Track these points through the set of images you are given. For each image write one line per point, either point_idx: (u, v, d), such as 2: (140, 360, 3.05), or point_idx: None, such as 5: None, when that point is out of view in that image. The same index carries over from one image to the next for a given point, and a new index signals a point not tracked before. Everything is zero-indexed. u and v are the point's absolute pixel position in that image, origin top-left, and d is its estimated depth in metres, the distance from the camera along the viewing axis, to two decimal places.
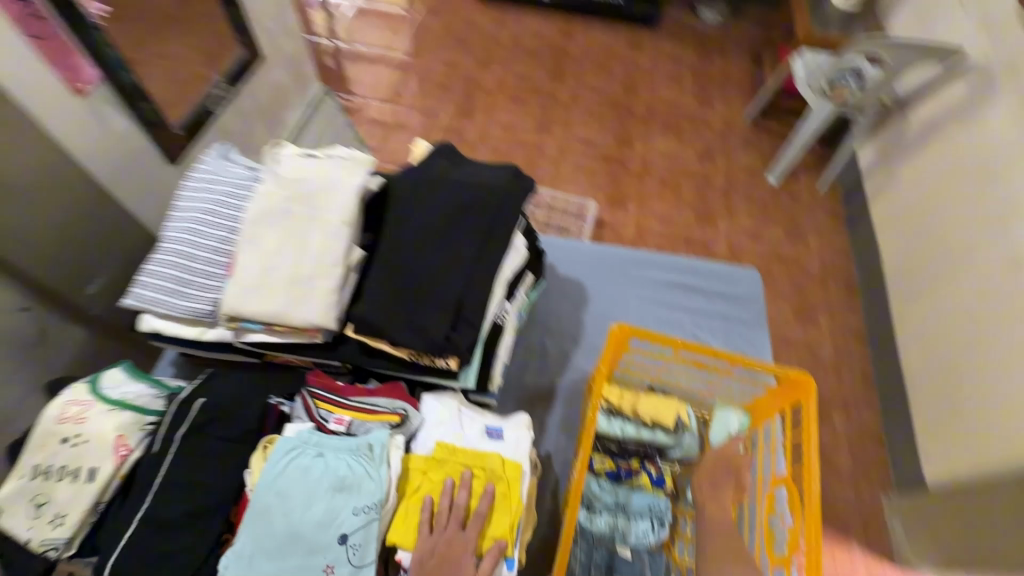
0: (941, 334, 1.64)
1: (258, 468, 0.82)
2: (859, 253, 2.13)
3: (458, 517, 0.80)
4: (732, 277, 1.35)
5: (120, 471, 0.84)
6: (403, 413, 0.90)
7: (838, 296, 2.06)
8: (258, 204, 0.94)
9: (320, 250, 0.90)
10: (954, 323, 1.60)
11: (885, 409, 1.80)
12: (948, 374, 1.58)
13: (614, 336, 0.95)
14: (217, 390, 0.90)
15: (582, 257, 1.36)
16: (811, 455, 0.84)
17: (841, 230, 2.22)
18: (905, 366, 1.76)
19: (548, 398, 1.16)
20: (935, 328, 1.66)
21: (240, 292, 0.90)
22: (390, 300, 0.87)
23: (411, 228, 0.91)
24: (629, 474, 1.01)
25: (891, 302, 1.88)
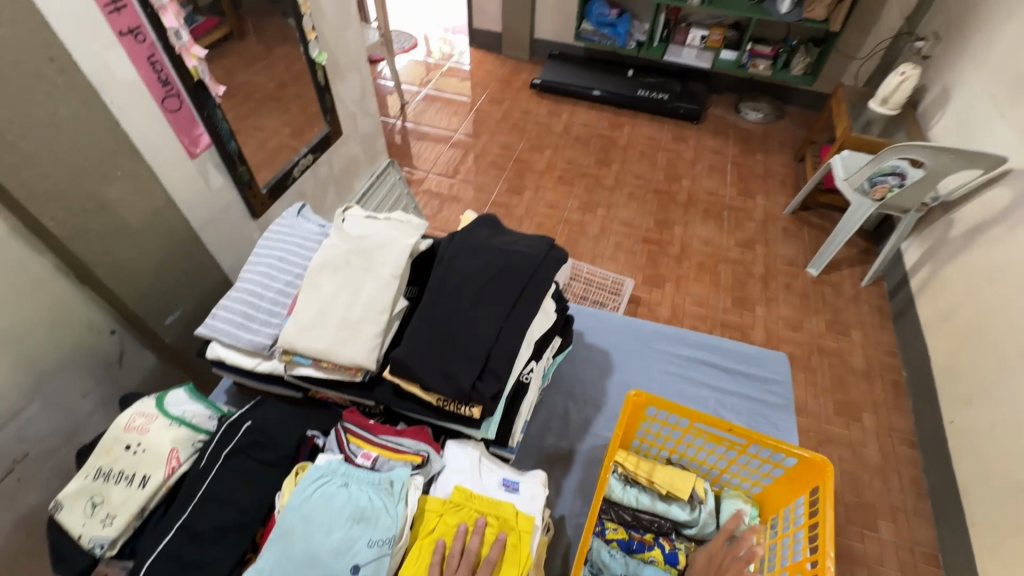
0: (997, 442, 1.54)
1: (288, 491, 0.89)
2: (905, 351, 2.07)
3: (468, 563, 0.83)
4: (758, 359, 1.37)
5: (167, 481, 0.93)
6: (425, 454, 0.95)
7: (883, 393, 1.98)
8: (323, 254, 1.08)
9: (369, 298, 1.01)
10: (1010, 431, 1.51)
11: (938, 521, 1.66)
12: (1005, 486, 1.47)
13: (631, 402, 0.98)
14: (262, 415, 0.99)
15: (611, 327, 1.42)
16: (827, 538, 0.83)
17: (885, 325, 2.18)
18: (958, 475, 1.64)
19: (566, 461, 1.19)
20: (990, 436, 1.56)
21: (296, 328, 1.01)
22: (426, 347, 0.96)
23: (451, 285, 1.01)
24: (642, 546, 1.01)
25: (941, 404, 1.80)
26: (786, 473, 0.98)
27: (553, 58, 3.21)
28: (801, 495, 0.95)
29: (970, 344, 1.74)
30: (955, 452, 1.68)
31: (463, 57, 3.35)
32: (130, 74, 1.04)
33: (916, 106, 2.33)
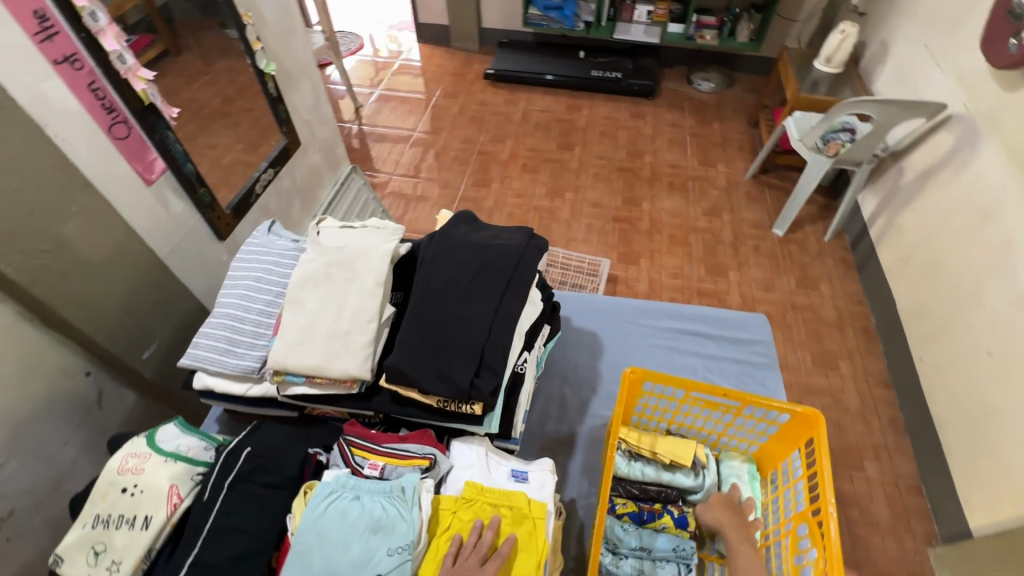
0: (964, 373, 1.63)
1: (299, 512, 0.88)
2: (873, 298, 2.16)
3: (479, 553, 0.83)
4: (740, 323, 1.41)
5: (171, 519, 0.91)
6: (432, 457, 0.95)
7: (855, 340, 2.08)
8: (302, 270, 1.07)
9: (355, 307, 1.00)
10: (975, 361, 1.60)
11: (918, 454, 1.76)
12: (976, 414, 1.56)
13: (627, 379, 1.00)
14: (261, 439, 0.97)
15: (596, 309, 1.45)
16: (827, 485, 0.86)
17: (850, 275, 2.27)
18: (933, 408, 1.73)
19: (569, 445, 1.21)
20: (958, 368, 1.65)
21: (285, 347, 1.00)
22: (420, 351, 0.96)
23: (437, 285, 1.01)
24: (652, 516, 1.03)
25: (911, 344, 1.89)
26: (780, 428, 1.02)
27: (504, 46, 3.19)
28: (797, 448, 0.99)
29: (930, 284, 1.84)
30: (927, 387, 1.78)
31: (412, 54, 3.30)
32: (71, 103, 0.99)
33: (857, 63, 2.42)
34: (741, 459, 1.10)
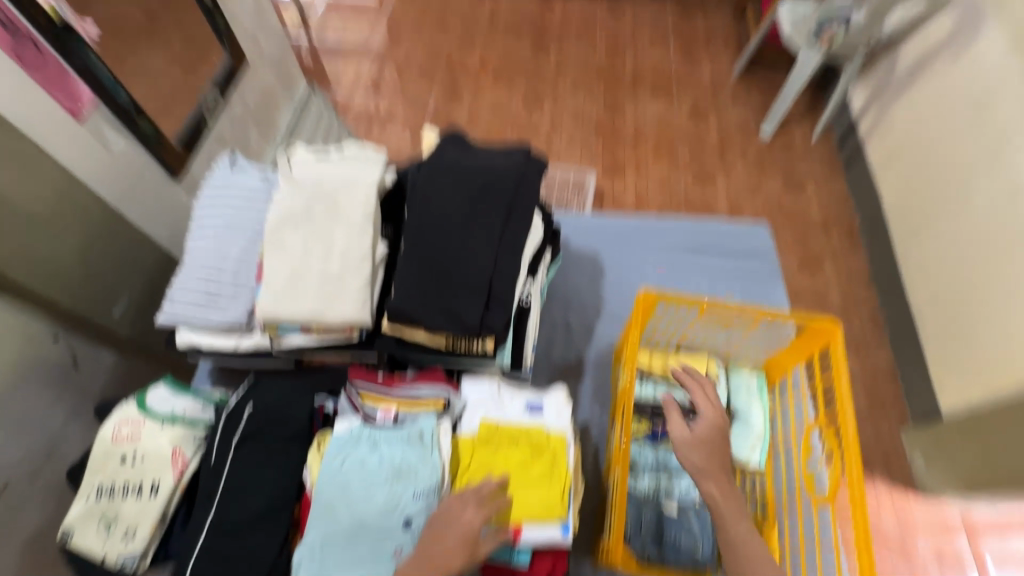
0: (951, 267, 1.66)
1: (316, 465, 0.85)
2: (859, 200, 2.08)
3: (476, 493, 0.79)
4: (741, 234, 1.37)
5: (181, 482, 0.88)
6: (447, 398, 0.93)
7: (840, 241, 2.04)
8: (278, 210, 0.96)
9: (346, 248, 0.92)
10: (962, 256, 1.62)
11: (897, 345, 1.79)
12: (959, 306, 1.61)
13: (641, 303, 0.96)
14: (262, 394, 0.92)
15: (594, 229, 1.38)
16: (843, 393, 0.87)
17: (836, 176, 2.20)
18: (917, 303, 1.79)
19: (578, 371, 1.20)
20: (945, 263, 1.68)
21: (273, 297, 0.91)
22: (421, 290, 0.89)
23: (433, 218, 0.92)
24: (666, 434, 1.06)
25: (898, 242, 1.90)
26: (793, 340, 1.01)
27: None
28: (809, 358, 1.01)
29: (919, 180, 1.79)
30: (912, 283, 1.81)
31: None
32: None
33: None
34: (750, 370, 1.13)
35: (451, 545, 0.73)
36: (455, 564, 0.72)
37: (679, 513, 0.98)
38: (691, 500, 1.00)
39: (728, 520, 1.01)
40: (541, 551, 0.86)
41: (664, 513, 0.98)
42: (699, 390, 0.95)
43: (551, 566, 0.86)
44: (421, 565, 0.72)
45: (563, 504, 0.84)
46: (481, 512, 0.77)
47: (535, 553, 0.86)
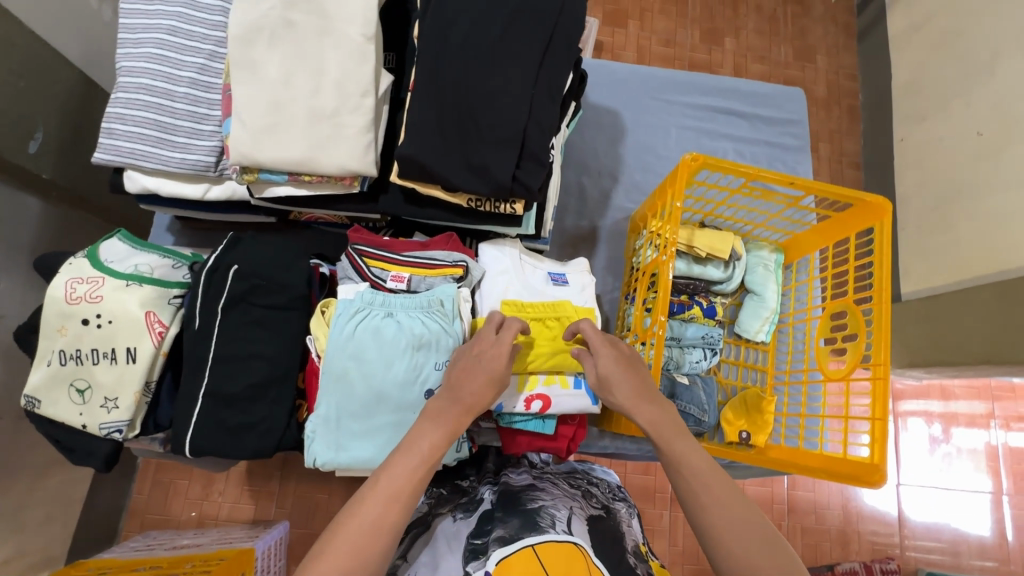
0: None
1: (322, 334, 0.74)
2: (867, 77, 1.89)
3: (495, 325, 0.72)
4: (773, 99, 1.23)
5: (162, 349, 0.77)
6: (465, 265, 0.81)
7: (839, 120, 1.89)
8: (246, 15, 0.72)
9: (342, 76, 0.73)
10: None
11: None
12: None
13: (686, 166, 0.84)
14: (249, 253, 0.78)
15: (616, 81, 1.19)
16: (881, 279, 0.83)
17: (848, 46, 1.95)
18: None
19: (591, 240, 1.11)
20: None
21: (249, 134, 0.73)
22: (442, 136, 0.74)
23: (455, 45, 0.74)
24: (682, 308, 1.03)
25: None
26: (829, 218, 0.94)
27: None
28: (842, 238, 0.94)
29: (941, 52, 1.57)
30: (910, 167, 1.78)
31: None
32: None
33: None
34: (770, 249, 1.06)
35: (479, 382, 0.67)
36: (488, 400, 0.68)
37: (689, 382, 0.99)
38: (699, 371, 1.01)
39: (727, 388, 1.06)
40: (566, 418, 0.85)
41: (676, 382, 0.97)
42: (591, 330, 0.75)
43: (573, 434, 0.87)
44: (454, 403, 0.66)
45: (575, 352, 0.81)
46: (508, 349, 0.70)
47: (560, 421, 0.86)
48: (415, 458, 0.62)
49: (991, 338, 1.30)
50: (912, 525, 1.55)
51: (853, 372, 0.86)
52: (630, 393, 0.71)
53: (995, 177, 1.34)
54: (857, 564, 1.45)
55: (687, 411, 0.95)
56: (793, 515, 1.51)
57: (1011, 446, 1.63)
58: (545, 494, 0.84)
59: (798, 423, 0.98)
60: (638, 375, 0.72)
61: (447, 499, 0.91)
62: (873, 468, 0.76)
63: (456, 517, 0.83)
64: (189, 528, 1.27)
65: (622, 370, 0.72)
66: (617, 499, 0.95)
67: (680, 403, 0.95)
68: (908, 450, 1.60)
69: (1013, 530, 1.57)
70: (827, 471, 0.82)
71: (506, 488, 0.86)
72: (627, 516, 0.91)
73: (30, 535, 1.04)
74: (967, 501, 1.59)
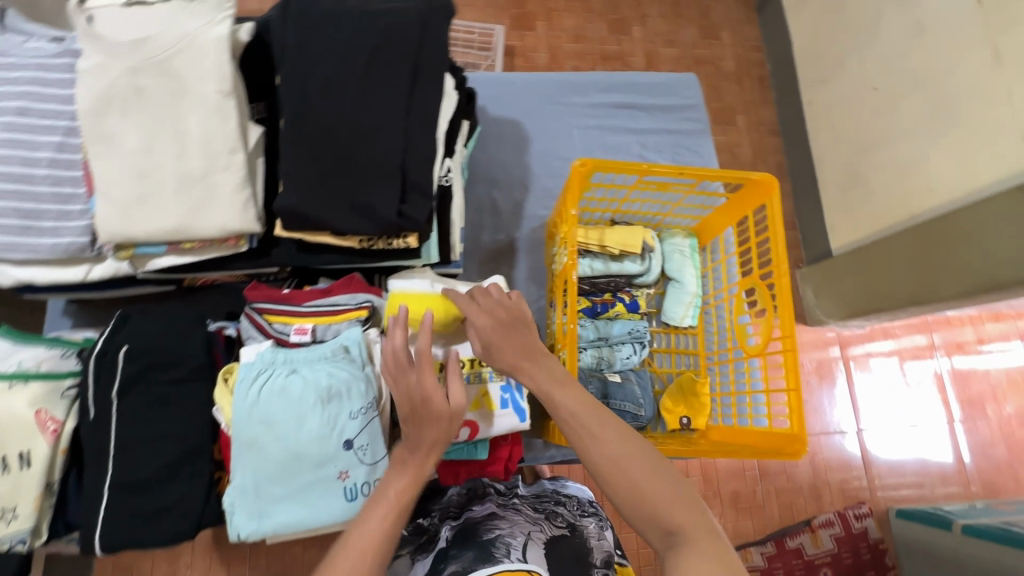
0: None
1: (226, 403, 0.72)
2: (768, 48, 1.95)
3: (404, 357, 0.67)
4: (667, 88, 1.26)
5: (60, 446, 0.73)
6: (370, 305, 0.80)
7: (752, 91, 1.91)
8: (91, 87, 0.68)
9: (204, 135, 0.70)
10: None
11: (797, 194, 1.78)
12: None
13: (576, 172, 0.85)
14: (138, 330, 0.74)
15: (513, 91, 1.20)
16: (778, 252, 0.86)
17: (749, 20, 1.96)
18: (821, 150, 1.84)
19: (511, 253, 1.11)
20: None
21: (117, 210, 0.70)
22: (321, 180, 0.72)
23: (317, 87, 0.72)
24: (606, 307, 1.04)
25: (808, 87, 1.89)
26: (729, 199, 0.97)
27: None
28: (743, 216, 0.97)
29: (830, 16, 1.64)
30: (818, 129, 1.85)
31: None
32: None
33: None
34: (683, 235, 1.08)
35: (424, 419, 0.64)
36: (448, 435, 0.65)
37: (622, 380, 0.99)
38: (631, 367, 1.02)
39: (663, 377, 1.07)
40: (499, 440, 0.84)
41: (609, 382, 0.98)
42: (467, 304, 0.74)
43: (510, 454, 0.86)
44: (414, 453, 0.65)
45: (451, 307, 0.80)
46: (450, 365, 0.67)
47: (493, 444, 0.85)
48: (385, 507, 0.61)
49: (916, 279, 1.32)
50: (879, 466, 1.61)
51: (768, 343, 0.88)
52: (511, 355, 0.69)
53: (895, 128, 1.40)
54: (833, 513, 1.53)
55: (623, 409, 0.96)
56: (766, 478, 1.54)
57: (955, 371, 1.70)
58: (505, 521, 0.83)
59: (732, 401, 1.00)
60: (522, 335, 0.70)
61: (408, 542, 0.89)
62: (794, 439, 0.78)
63: (417, 564, 0.83)
64: None
65: (503, 334, 0.70)
66: (587, 514, 0.94)
67: (615, 403, 0.97)
68: (864, 391, 1.65)
69: (970, 453, 1.65)
70: (758, 444, 0.84)
71: (466, 520, 0.86)
72: (598, 530, 0.91)
73: None
74: (925, 432, 1.64)
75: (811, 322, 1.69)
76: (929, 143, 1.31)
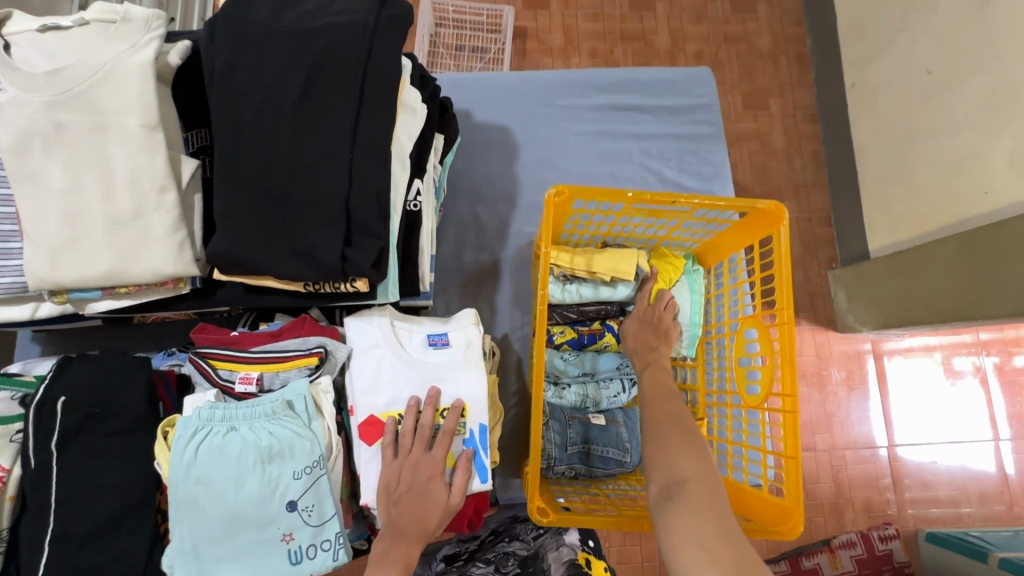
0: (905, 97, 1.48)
1: (164, 460, 0.68)
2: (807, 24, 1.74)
3: (423, 439, 0.74)
4: (675, 86, 1.13)
5: (7, 492, 0.71)
6: (322, 350, 0.74)
7: (788, 71, 1.66)
8: (11, 124, 0.64)
9: (130, 173, 0.65)
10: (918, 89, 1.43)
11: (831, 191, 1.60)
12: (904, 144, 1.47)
13: (551, 203, 0.75)
14: (78, 378, 0.70)
15: (502, 94, 1.09)
16: (783, 292, 0.75)
17: None
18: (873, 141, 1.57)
19: (494, 274, 1.03)
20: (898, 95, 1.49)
21: (46, 255, 0.66)
22: (259, 223, 0.66)
23: (252, 120, 0.65)
24: (593, 338, 0.95)
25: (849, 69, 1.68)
26: (734, 224, 0.85)
27: None
28: (750, 244, 0.85)
29: None
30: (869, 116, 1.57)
31: None
32: None
33: None
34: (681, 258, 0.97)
35: (422, 505, 0.71)
36: (437, 520, 0.71)
37: (607, 422, 0.90)
38: (619, 406, 0.93)
39: None
40: None
41: (592, 425, 0.89)
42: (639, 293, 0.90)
43: (475, 507, 0.80)
44: (400, 539, 0.70)
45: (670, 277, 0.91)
46: (441, 440, 0.74)
47: None
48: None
49: (965, 292, 1.15)
50: (910, 481, 1.46)
51: (768, 396, 0.78)
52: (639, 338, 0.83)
53: (945, 123, 1.22)
54: (854, 534, 1.39)
55: (606, 456, 0.88)
56: None
57: (1002, 367, 1.51)
58: None
59: (729, 449, 0.90)
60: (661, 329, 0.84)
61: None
62: (788, 514, 0.69)
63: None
64: None
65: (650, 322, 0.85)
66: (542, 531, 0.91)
67: (597, 449, 0.88)
68: (900, 403, 1.49)
69: (1015, 468, 1.48)
70: (751, 509, 0.75)
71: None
72: (555, 539, 0.89)
73: None
74: (964, 443, 1.48)
75: (841, 328, 1.52)
76: (984, 141, 1.13)
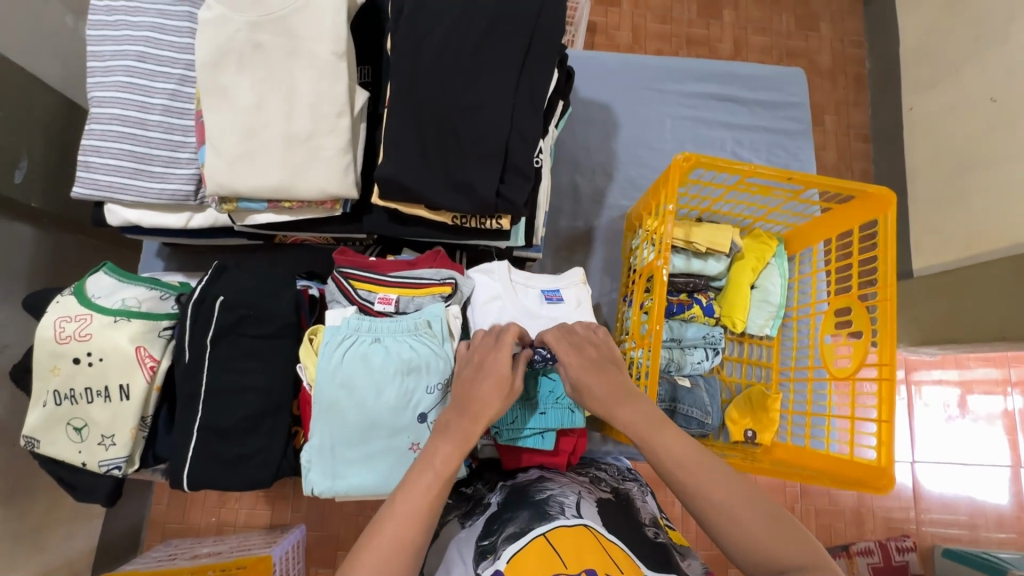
0: (947, 142, 1.35)
1: (310, 363, 0.74)
2: None
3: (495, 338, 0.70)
4: (770, 83, 1.18)
5: (155, 384, 0.77)
6: (453, 282, 0.80)
7: None
8: (210, 40, 0.69)
9: (315, 96, 0.70)
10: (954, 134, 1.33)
11: None
12: (950, 165, 1.33)
13: (678, 166, 0.80)
14: (233, 283, 0.77)
15: (607, 73, 1.15)
16: (887, 273, 0.80)
17: None
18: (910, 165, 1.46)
19: (587, 241, 1.09)
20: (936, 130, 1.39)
21: (224, 163, 0.70)
22: (422, 152, 0.71)
23: (430, 60, 0.70)
24: (681, 308, 1.01)
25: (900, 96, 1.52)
26: (833, 210, 0.90)
27: None
28: (847, 230, 0.91)
29: None
30: (908, 137, 1.47)
31: None
32: None
33: None
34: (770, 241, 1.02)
35: (486, 389, 0.64)
36: (496, 411, 0.64)
37: (691, 385, 0.96)
38: (701, 372, 0.98)
39: (731, 386, 1.04)
40: (566, 430, 0.83)
41: (679, 385, 0.95)
42: (552, 331, 0.73)
43: (574, 446, 0.85)
44: (463, 415, 0.63)
45: (756, 258, 0.99)
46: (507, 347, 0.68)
47: (560, 435, 0.84)
48: (429, 474, 0.57)
49: (1012, 316, 1.12)
50: (929, 503, 1.45)
51: (861, 368, 0.83)
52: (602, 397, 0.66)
53: None
54: (873, 542, 1.38)
55: (690, 415, 0.94)
56: (806, 497, 1.40)
57: None
58: (554, 482, 0.75)
59: (804, 421, 0.95)
60: (609, 376, 0.68)
61: (453, 507, 0.80)
62: (880, 472, 0.74)
63: (466, 525, 0.72)
64: (211, 534, 1.23)
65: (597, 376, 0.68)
66: (628, 479, 0.87)
67: (683, 408, 0.93)
68: (923, 425, 1.49)
69: None
70: (834, 469, 0.81)
71: (514, 483, 0.77)
72: (641, 494, 0.82)
73: (53, 551, 1.03)
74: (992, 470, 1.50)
75: None
76: None
